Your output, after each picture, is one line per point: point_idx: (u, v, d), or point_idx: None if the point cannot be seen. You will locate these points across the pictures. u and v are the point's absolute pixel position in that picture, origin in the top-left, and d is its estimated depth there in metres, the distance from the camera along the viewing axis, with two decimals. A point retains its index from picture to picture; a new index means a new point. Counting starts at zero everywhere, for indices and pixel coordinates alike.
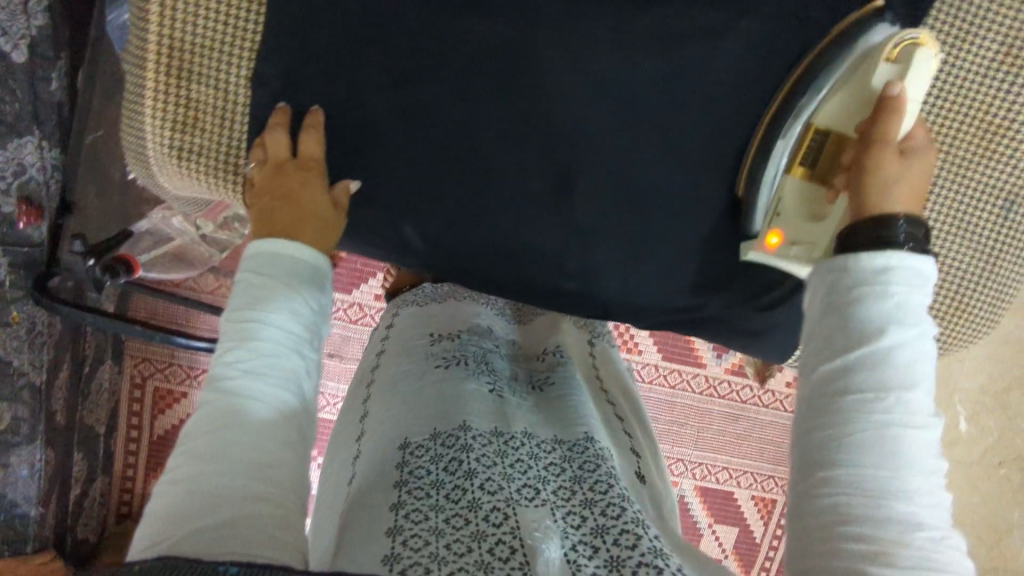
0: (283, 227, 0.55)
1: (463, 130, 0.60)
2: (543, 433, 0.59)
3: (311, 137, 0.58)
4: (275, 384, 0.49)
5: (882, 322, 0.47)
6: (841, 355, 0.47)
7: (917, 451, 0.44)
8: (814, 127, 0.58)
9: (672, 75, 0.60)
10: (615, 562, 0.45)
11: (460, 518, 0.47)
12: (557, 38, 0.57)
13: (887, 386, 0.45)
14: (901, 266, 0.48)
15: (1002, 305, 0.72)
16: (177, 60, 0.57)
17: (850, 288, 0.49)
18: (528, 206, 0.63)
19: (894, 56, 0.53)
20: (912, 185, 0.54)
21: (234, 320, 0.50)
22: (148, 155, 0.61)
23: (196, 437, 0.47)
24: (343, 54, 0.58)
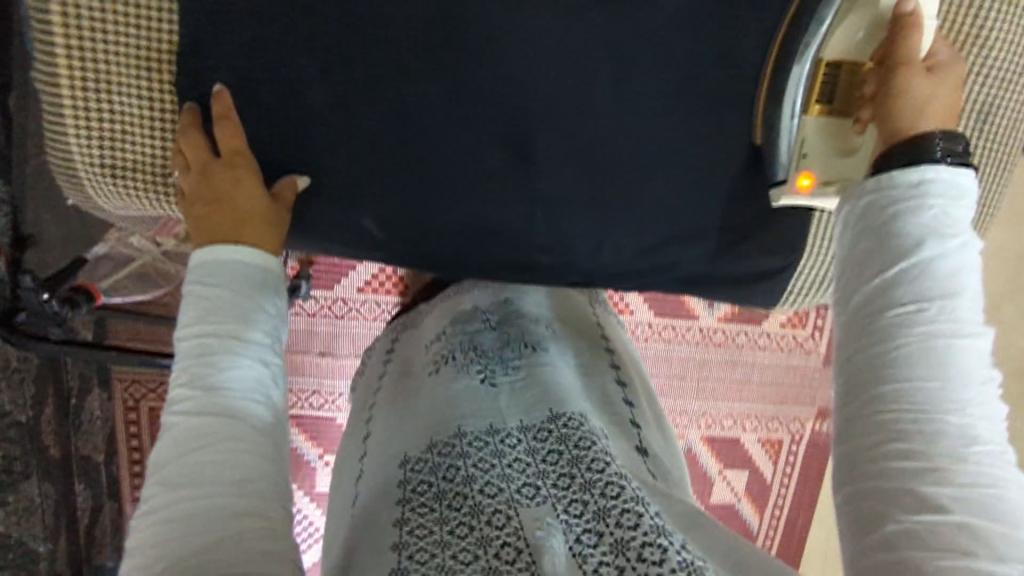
0: (225, 232, 0.53)
1: (407, 111, 0.58)
2: (538, 416, 0.51)
3: (227, 129, 0.54)
4: (237, 398, 0.47)
5: (917, 236, 0.46)
6: (883, 275, 0.47)
7: (966, 362, 0.44)
8: (824, 62, 0.56)
9: (615, 29, 0.58)
10: (620, 545, 0.42)
11: (464, 526, 0.45)
12: (490, 5, 0.55)
13: (930, 299, 0.45)
14: (936, 182, 0.48)
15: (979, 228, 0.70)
16: (92, 73, 0.54)
17: (882, 210, 0.48)
18: (486, 181, 0.61)
19: None
20: (943, 109, 0.53)
21: (187, 340, 0.49)
22: (80, 178, 0.57)
23: (165, 462, 0.45)
24: (268, 47, 0.55)
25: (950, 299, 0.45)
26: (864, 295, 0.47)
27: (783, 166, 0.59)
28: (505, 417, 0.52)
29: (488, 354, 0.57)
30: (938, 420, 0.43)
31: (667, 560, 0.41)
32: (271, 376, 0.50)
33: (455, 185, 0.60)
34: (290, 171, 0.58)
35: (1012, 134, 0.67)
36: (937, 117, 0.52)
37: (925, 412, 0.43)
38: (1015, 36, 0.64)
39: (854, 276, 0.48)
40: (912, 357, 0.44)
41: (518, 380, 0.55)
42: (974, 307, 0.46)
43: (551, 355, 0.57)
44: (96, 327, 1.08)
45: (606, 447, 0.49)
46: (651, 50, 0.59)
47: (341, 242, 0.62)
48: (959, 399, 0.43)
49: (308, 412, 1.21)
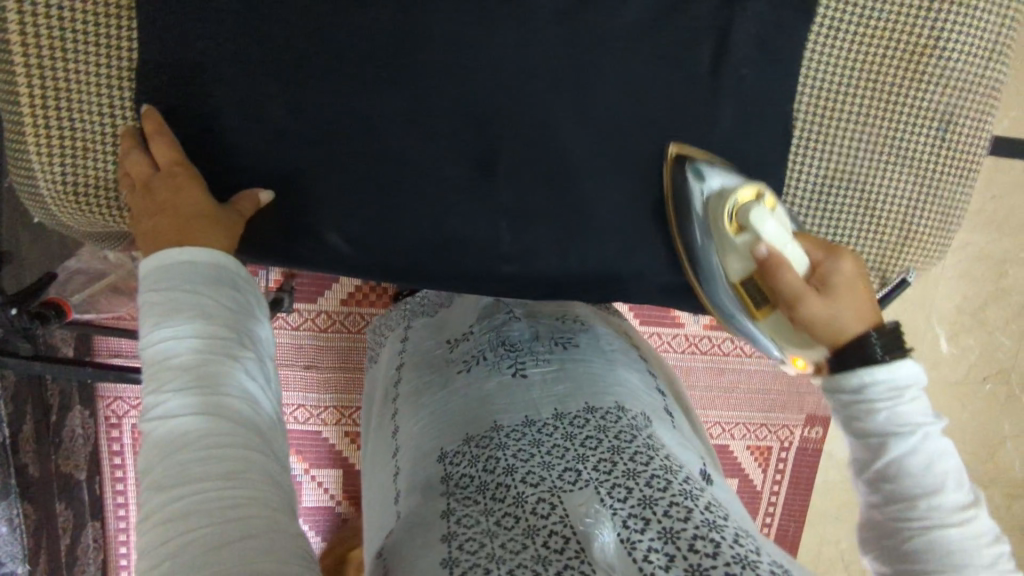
0: (170, 235, 0.52)
1: (371, 124, 0.58)
2: (573, 406, 0.54)
3: (160, 141, 0.54)
4: (207, 395, 0.46)
5: (880, 438, 0.50)
6: (872, 471, 0.51)
7: (966, 545, 0.46)
8: (736, 283, 0.60)
9: (575, 42, 0.58)
10: (670, 533, 0.42)
11: (509, 517, 0.46)
12: (449, 19, 0.56)
13: (914, 495, 0.48)
14: (886, 376, 0.51)
15: (950, 230, 0.70)
16: (53, 92, 0.54)
17: (850, 406, 0.52)
18: (452, 193, 0.61)
19: (738, 223, 0.59)
20: (865, 311, 0.54)
21: (151, 346, 0.48)
22: (43, 197, 0.57)
23: (152, 467, 0.45)
24: (228, 62, 0.55)
25: (937, 486, 0.48)
26: (868, 484, 0.51)
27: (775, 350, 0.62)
28: (539, 407, 0.55)
29: (518, 345, 0.61)
30: None
31: (720, 553, 0.41)
32: (249, 371, 0.49)
33: (423, 199, 0.60)
34: (251, 187, 0.58)
35: (977, 137, 0.67)
36: (851, 320, 0.53)
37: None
38: (978, 38, 0.63)
39: (857, 468, 0.52)
40: (918, 545, 0.47)
41: (551, 372, 0.58)
42: (961, 485, 0.49)
43: (580, 351, 0.61)
44: (78, 344, 1.08)
45: (648, 437, 0.52)
46: (613, 61, 0.59)
47: (311, 259, 0.62)
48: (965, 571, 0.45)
49: (294, 427, 1.21)
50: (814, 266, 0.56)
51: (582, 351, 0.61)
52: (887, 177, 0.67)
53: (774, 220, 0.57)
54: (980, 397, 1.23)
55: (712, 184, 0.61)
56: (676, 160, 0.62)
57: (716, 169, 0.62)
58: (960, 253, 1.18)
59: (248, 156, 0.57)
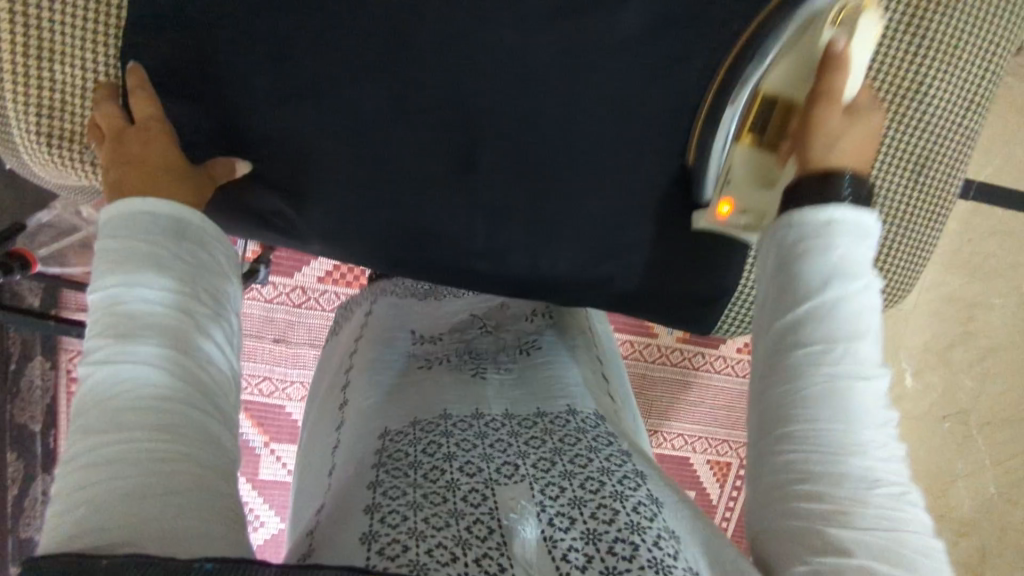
0: (134, 185, 0.50)
1: (355, 108, 0.57)
2: (523, 409, 0.56)
3: (140, 96, 0.53)
4: (149, 346, 0.45)
5: (822, 279, 0.47)
6: (790, 317, 0.47)
7: (864, 406, 0.44)
8: (761, 94, 0.58)
9: (569, 48, 0.58)
10: (592, 535, 0.42)
11: (436, 495, 0.45)
12: (446, 12, 0.56)
13: (834, 340, 0.45)
14: (843, 219, 0.49)
15: (914, 268, 0.71)
16: (34, 38, 0.53)
17: (795, 249, 0.49)
18: (431, 186, 0.61)
19: (839, 21, 0.54)
20: (859, 153, 0.54)
21: (101, 289, 0.47)
22: (17, 144, 0.56)
23: (87, 410, 0.44)
24: (218, 30, 0.54)
25: (852, 333, 0.45)
26: (784, 328, 0.47)
27: (709, 193, 0.63)
28: (492, 405, 0.56)
29: (483, 355, 0.64)
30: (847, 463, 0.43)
31: (637, 557, 0.40)
32: (200, 327, 0.48)
33: (401, 185, 0.60)
34: (229, 155, 0.56)
35: (947, 186, 0.68)
36: (850, 158, 0.54)
37: (837, 456, 0.43)
38: (958, 89, 0.65)
39: (769, 297, 0.50)
40: (820, 455, 0.43)
41: (510, 378, 0.61)
42: (874, 345, 0.46)
43: (542, 357, 0.64)
44: (44, 296, 1.07)
45: (595, 438, 0.51)
46: (603, 68, 0.59)
47: (286, 231, 0.62)
48: (862, 433, 0.43)
49: (258, 399, 1.21)
50: (851, 103, 0.56)
51: (541, 356, 0.64)
52: None
53: (865, 44, 0.55)
54: (937, 435, 1.26)
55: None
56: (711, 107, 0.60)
57: None
58: (932, 293, 1.20)
59: (230, 123, 0.57)
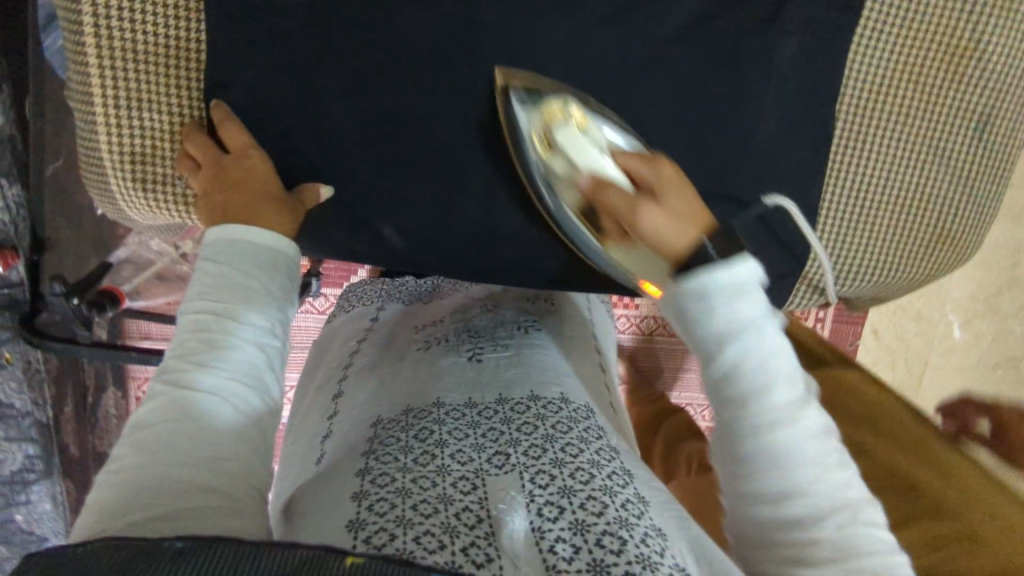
0: (240, 212, 0.51)
1: (424, 123, 0.60)
2: (517, 393, 0.54)
3: (231, 126, 0.55)
4: (230, 378, 0.43)
5: (718, 340, 0.48)
6: (714, 369, 0.48)
7: (800, 449, 0.45)
8: (576, 212, 0.60)
9: (624, 44, 0.60)
10: (581, 526, 0.41)
11: (426, 479, 0.44)
12: (504, 22, 0.58)
13: (749, 393, 0.46)
14: (722, 277, 0.49)
15: (985, 222, 0.72)
16: (123, 90, 0.55)
17: (679, 310, 0.50)
18: (501, 191, 0.63)
19: (548, 141, 0.58)
20: (683, 220, 0.53)
21: (190, 314, 0.46)
22: (113, 192, 0.59)
23: (146, 427, 0.40)
24: (289, 63, 0.57)
25: (772, 389, 0.46)
26: (709, 385, 0.49)
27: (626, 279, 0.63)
28: (484, 391, 0.55)
29: (482, 332, 0.63)
30: (799, 528, 0.44)
31: (625, 550, 0.39)
32: (269, 362, 0.46)
33: (473, 197, 0.62)
34: (311, 182, 0.59)
35: (1010, 136, 0.69)
36: (674, 233, 0.52)
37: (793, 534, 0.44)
38: (1012, 40, 0.65)
39: (700, 369, 0.50)
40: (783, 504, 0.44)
41: (505, 358, 0.59)
42: (793, 382, 0.47)
43: (537, 341, 0.62)
44: (111, 328, 1.10)
45: (584, 431, 0.50)
46: (659, 61, 0.61)
47: (363, 250, 0.64)
48: (799, 465, 0.45)
49: None
50: (643, 185, 0.55)
51: (540, 339, 0.63)
52: (925, 177, 0.68)
53: (588, 143, 0.57)
54: (991, 382, 1.27)
55: (521, 120, 0.59)
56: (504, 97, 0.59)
57: (532, 100, 0.58)
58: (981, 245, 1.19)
59: (309, 153, 0.59)
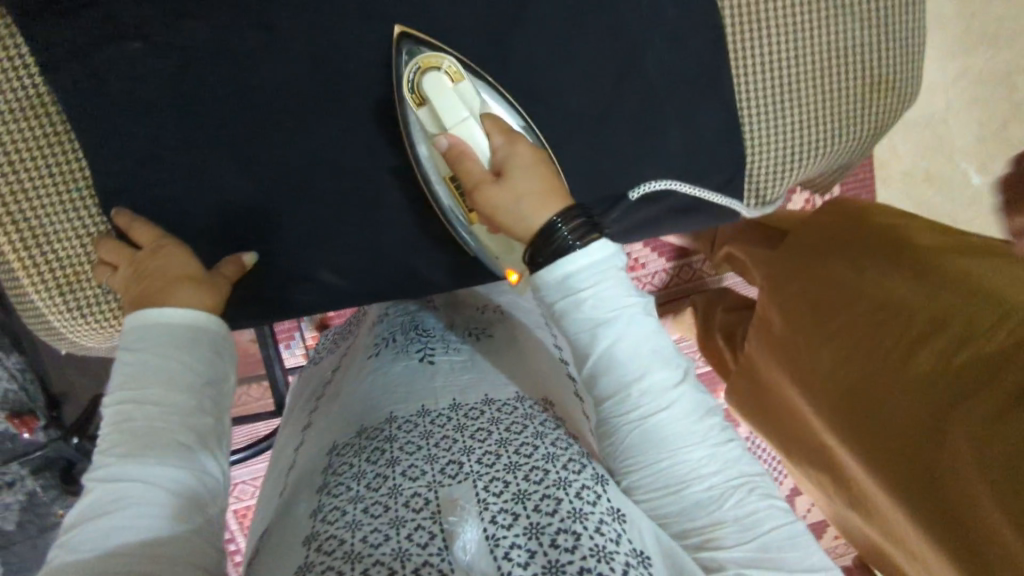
0: (157, 298, 0.51)
1: (318, 158, 0.60)
2: (472, 397, 0.52)
3: (138, 225, 0.56)
4: (159, 462, 0.44)
5: (591, 332, 0.49)
6: (587, 367, 0.50)
7: (679, 428, 0.48)
8: (446, 178, 0.59)
9: (485, 16, 0.60)
10: (535, 529, 0.41)
11: (378, 505, 0.43)
12: (359, 35, 0.58)
13: (627, 382, 0.48)
14: (579, 266, 0.49)
15: (918, 56, 0.68)
16: (27, 230, 0.56)
17: (549, 305, 0.50)
18: (416, 196, 0.63)
19: (421, 102, 0.57)
20: (536, 197, 0.52)
21: (113, 405, 0.46)
22: (57, 327, 0.60)
23: (79, 527, 0.42)
24: (167, 149, 0.57)
25: (641, 383, 0.48)
26: (584, 376, 0.50)
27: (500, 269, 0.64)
28: (439, 395, 0.53)
29: (433, 337, 0.63)
30: (692, 502, 0.47)
31: (579, 545, 0.40)
32: (202, 438, 0.47)
33: (395, 208, 0.63)
34: (235, 254, 0.59)
35: None
36: (523, 211, 0.51)
37: (686, 508, 0.47)
38: None
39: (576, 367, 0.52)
40: (673, 479, 0.47)
41: (458, 361, 0.59)
42: (664, 362, 0.49)
43: (489, 342, 0.63)
44: None
45: (541, 424, 0.50)
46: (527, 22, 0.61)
47: (309, 300, 0.65)
48: (681, 444, 0.48)
49: None
50: (501, 152, 0.54)
51: (492, 340, 0.64)
52: (834, 32, 0.65)
53: (448, 111, 0.56)
54: None
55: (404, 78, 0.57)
56: (404, 38, 0.57)
57: (420, 59, 0.57)
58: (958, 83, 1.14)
59: (224, 223, 0.60)
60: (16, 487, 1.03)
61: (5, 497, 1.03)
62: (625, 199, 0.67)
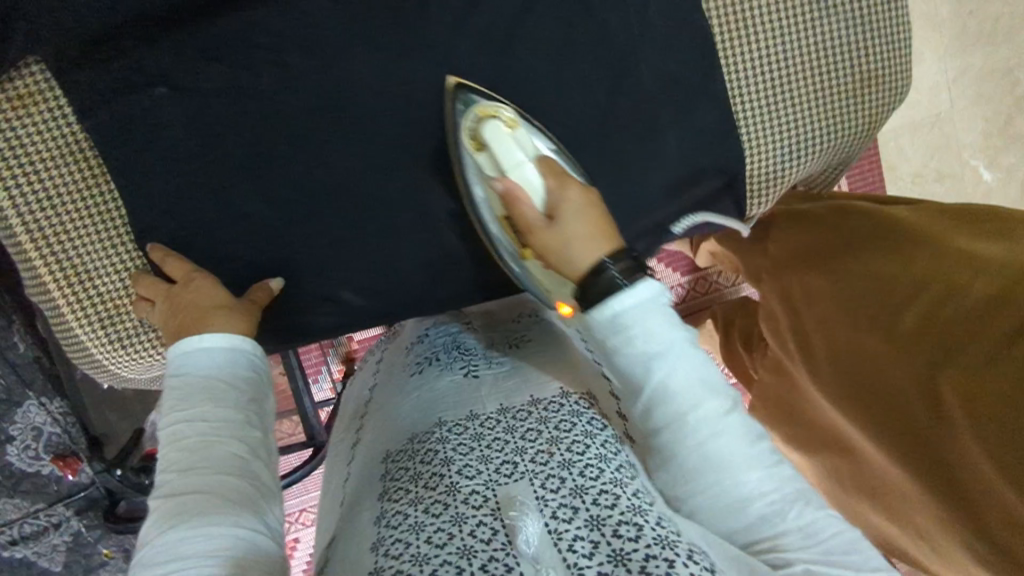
0: (193, 328, 0.54)
1: (338, 187, 0.63)
2: (517, 400, 0.51)
3: (171, 260, 0.60)
4: (217, 471, 0.46)
5: (643, 365, 0.47)
6: (643, 395, 0.48)
7: (738, 451, 0.45)
8: (500, 217, 0.60)
9: (489, 43, 0.63)
10: (597, 520, 0.40)
11: (439, 505, 0.42)
12: (370, 67, 0.61)
13: (683, 410, 0.46)
14: (629, 303, 0.48)
15: (906, 53, 0.70)
16: (71, 269, 0.61)
17: (602, 340, 0.49)
18: (432, 218, 0.66)
19: (478, 146, 0.60)
20: (588, 240, 0.52)
21: (164, 428, 0.49)
22: (101, 359, 0.64)
23: (151, 538, 0.43)
24: (198, 186, 0.61)
25: (697, 409, 0.46)
26: (641, 410, 0.48)
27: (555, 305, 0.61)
28: (486, 401, 0.52)
29: (474, 351, 0.60)
30: (754, 521, 0.44)
31: (641, 536, 0.39)
32: (252, 450, 0.49)
33: (406, 228, 0.66)
34: (261, 280, 0.63)
35: None
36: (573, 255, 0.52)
37: (749, 528, 0.44)
38: None
39: (630, 399, 0.49)
40: (735, 502, 0.45)
41: (502, 372, 0.57)
42: (718, 390, 0.47)
43: (533, 347, 0.60)
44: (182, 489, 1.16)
45: (590, 422, 0.49)
46: (528, 46, 0.64)
47: (338, 322, 0.68)
48: (740, 466, 0.45)
49: None
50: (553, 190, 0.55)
51: (536, 347, 0.60)
52: (821, 38, 0.68)
53: (504, 153, 0.58)
54: None
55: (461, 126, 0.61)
56: (459, 88, 0.62)
57: (476, 107, 0.61)
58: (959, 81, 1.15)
59: (247, 251, 0.63)
60: (63, 527, 1.06)
61: (52, 538, 1.06)
62: (642, 226, 0.72)
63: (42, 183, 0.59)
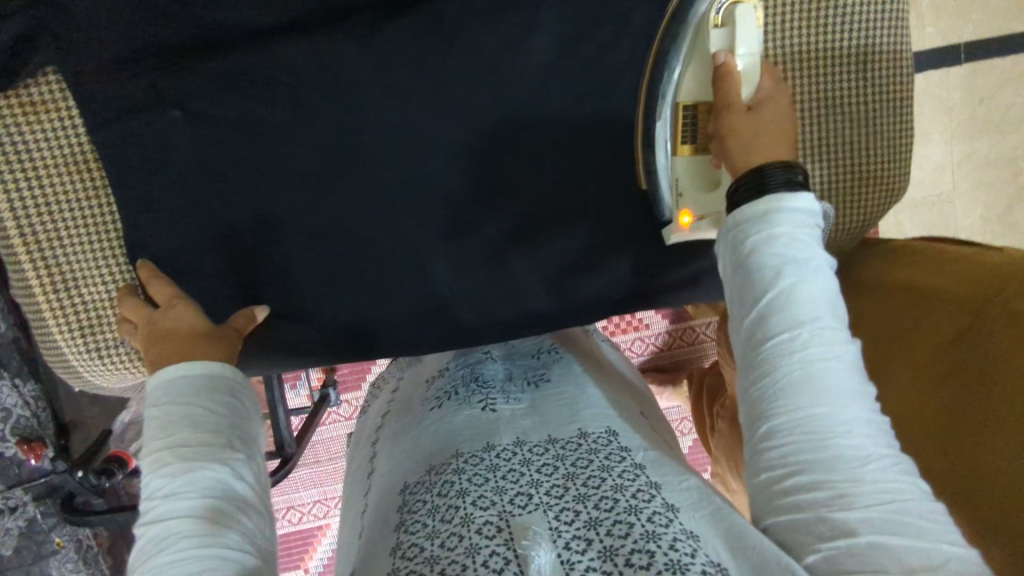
0: (173, 356, 0.54)
1: (331, 222, 0.63)
2: (535, 436, 0.52)
3: (156, 281, 0.59)
4: (199, 495, 0.46)
5: (776, 267, 0.46)
6: (751, 310, 0.46)
7: (844, 380, 0.43)
8: (681, 104, 0.60)
9: (503, 98, 0.62)
10: (610, 552, 0.41)
11: (455, 537, 0.43)
12: (380, 109, 0.61)
13: (800, 321, 0.44)
14: (781, 207, 0.47)
15: (906, 154, 0.71)
16: (58, 276, 0.61)
17: (740, 238, 0.48)
18: (422, 262, 0.66)
19: (720, 22, 0.57)
20: (778, 139, 0.53)
21: (147, 454, 0.49)
22: (75, 366, 0.64)
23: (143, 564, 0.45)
24: (192, 207, 0.61)
25: (813, 327, 0.44)
26: (752, 316, 0.46)
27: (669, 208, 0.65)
28: (502, 434, 0.53)
29: (491, 383, 0.60)
30: (839, 459, 0.41)
31: (653, 563, 0.39)
32: (236, 471, 0.49)
33: (396, 269, 0.66)
34: (247, 305, 0.62)
35: (896, 71, 0.68)
36: (767, 150, 0.52)
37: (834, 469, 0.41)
38: None
39: (736, 308, 0.48)
40: (827, 432, 0.42)
41: (518, 407, 0.57)
42: (840, 318, 0.46)
43: (552, 382, 0.61)
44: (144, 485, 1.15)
45: (608, 456, 0.49)
46: (544, 105, 0.63)
47: (315, 352, 0.68)
48: (842, 399, 0.43)
49: None
50: (761, 95, 0.56)
51: (553, 387, 0.60)
52: (822, 134, 0.69)
53: (748, 41, 0.56)
54: None
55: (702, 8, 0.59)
56: None
57: None
58: None
59: (239, 274, 0.63)
60: (18, 513, 1.01)
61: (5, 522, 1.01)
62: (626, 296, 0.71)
63: (42, 187, 0.60)
